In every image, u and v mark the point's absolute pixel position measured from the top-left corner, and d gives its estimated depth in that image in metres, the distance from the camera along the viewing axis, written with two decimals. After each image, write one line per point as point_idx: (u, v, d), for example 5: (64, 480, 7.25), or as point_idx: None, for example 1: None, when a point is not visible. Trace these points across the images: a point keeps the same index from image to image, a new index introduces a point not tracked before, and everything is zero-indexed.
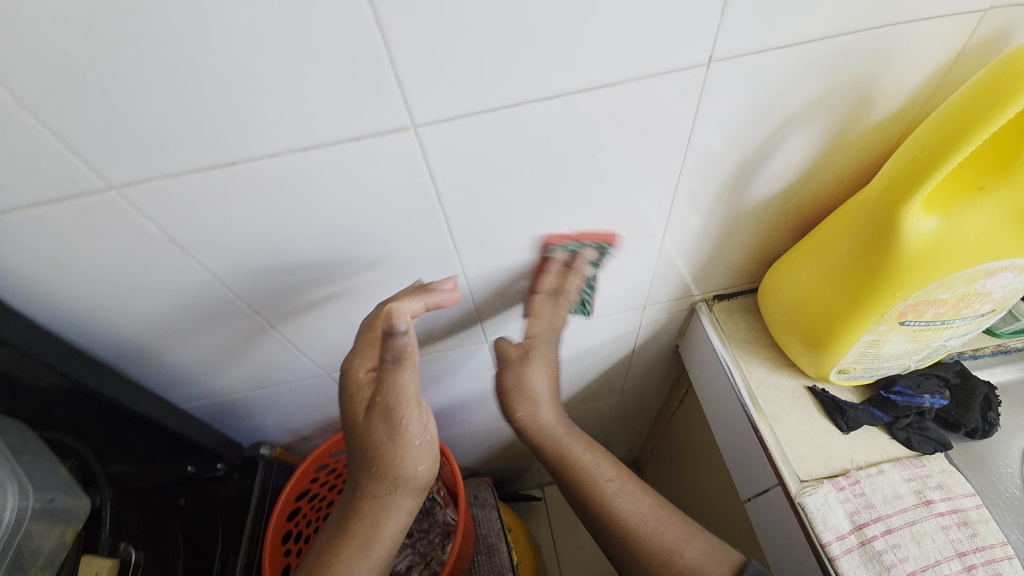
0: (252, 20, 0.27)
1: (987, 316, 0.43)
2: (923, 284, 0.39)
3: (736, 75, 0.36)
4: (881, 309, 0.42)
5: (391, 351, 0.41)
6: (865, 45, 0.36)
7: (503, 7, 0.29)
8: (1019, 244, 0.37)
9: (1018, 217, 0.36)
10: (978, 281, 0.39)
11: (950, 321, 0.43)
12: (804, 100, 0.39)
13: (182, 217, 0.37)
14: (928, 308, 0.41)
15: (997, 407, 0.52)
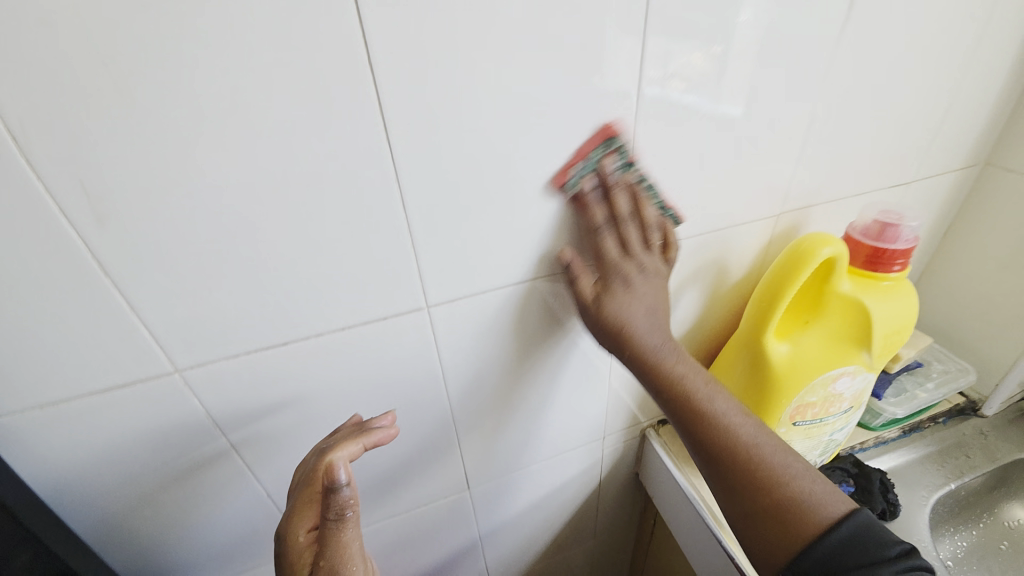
0: (328, 249, 0.40)
1: (851, 411, 0.59)
2: (795, 391, 0.54)
3: None
4: (776, 414, 0.55)
5: (332, 509, 0.38)
6: (714, 240, 0.56)
7: (492, 233, 0.45)
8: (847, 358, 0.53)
9: (838, 339, 0.52)
10: (829, 386, 0.54)
11: (826, 418, 0.57)
12: (687, 272, 0.57)
13: (226, 391, 0.44)
14: (807, 410, 0.55)
15: (893, 489, 0.64)
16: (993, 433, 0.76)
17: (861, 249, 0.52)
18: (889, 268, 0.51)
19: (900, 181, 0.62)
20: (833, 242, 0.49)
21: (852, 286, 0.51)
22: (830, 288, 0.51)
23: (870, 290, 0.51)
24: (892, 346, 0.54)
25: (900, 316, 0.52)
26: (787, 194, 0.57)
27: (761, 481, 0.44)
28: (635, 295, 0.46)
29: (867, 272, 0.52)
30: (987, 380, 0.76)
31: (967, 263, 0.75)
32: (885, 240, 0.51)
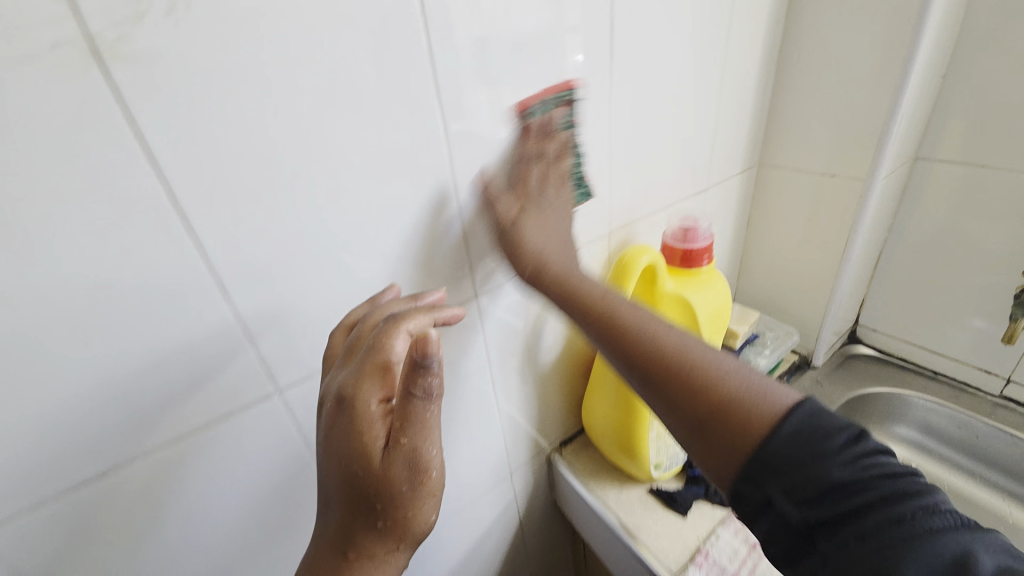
0: (135, 360, 0.36)
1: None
2: None
3: (495, 298, 0.57)
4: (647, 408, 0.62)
5: (420, 386, 0.32)
6: None
7: (335, 301, 0.44)
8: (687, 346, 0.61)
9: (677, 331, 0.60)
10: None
11: None
12: (543, 299, 0.62)
13: (26, 557, 0.36)
14: None
15: None
16: (826, 380, 0.92)
17: (675, 252, 0.61)
18: (699, 264, 0.60)
19: (699, 189, 0.74)
20: (648, 252, 0.56)
21: (674, 285, 0.59)
22: (658, 290, 0.59)
23: (688, 285, 0.60)
24: (719, 326, 0.63)
25: (718, 301, 0.61)
26: (611, 216, 0.65)
27: (695, 374, 0.40)
28: (539, 216, 0.51)
29: (684, 270, 0.61)
30: (809, 337, 0.92)
31: (770, 246, 0.90)
32: (691, 241, 0.60)
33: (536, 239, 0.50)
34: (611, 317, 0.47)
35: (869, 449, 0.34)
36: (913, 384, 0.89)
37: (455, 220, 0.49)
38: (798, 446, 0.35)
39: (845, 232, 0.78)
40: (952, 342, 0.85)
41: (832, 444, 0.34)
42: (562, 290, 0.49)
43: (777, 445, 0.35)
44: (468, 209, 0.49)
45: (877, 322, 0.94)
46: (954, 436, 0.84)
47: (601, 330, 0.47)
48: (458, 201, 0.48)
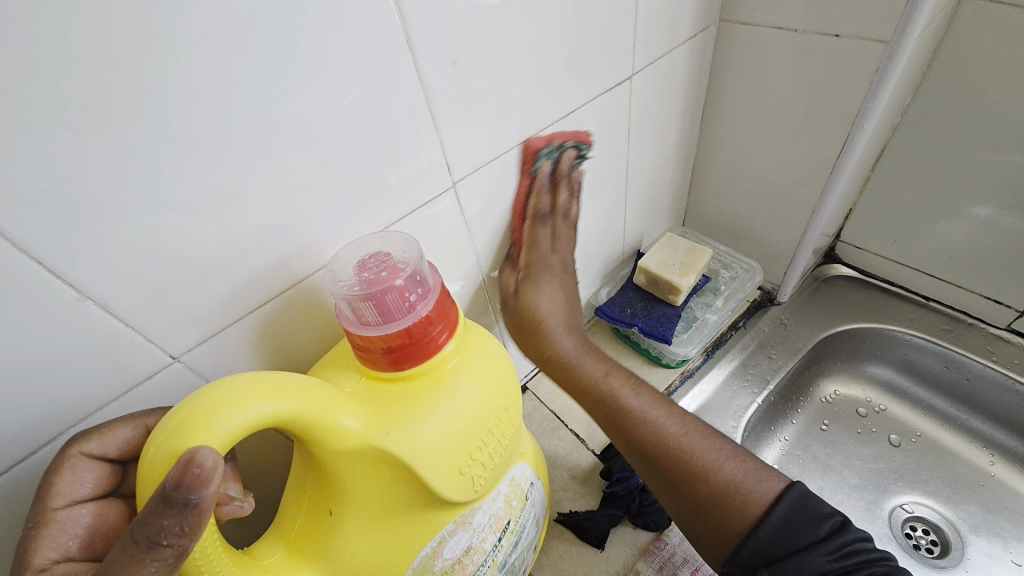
0: None
1: (506, 534, 0.41)
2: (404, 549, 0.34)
3: (234, 341, 0.33)
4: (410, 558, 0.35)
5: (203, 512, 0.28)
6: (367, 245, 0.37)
7: None
8: (422, 519, 0.35)
9: (400, 473, 0.32)
10: (428, 560, 0.36)
11: (473, 535, 0.38)
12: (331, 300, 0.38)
13: None
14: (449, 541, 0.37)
15: None
16: (790, 320, 0.72)
17: (372, 342, 0.31)
18: (413, 361, 0.32)
19: (616, 80, 0.47)
20: (245, 409, 0.25)
21: (358, 423, 0.30)
22: (322, 447, 0.29)
23: (391, 416, 0.31)
24: (488, 457, 0.36)
25: (464, 427, 0.34)
26: (449, 155, 0.38)
27: (699, 468, 0.38)
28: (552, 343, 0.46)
29: (387, 375, 0.33)
30: (774, 270, 0.70)
31: (729, 146, 0.64)
32: (379, 320, 0.31)
33: (546, 299, 0.47)
34: (614, 398, 0.43)
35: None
36: (899, 316, 0.71)
37: (27, 260, 0.24)
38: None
39: (844, 126, 0.53)
40: (952, 264, 0.66)
41: (824, 536, 0.33)
42: (610, 400, 0.43)
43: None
44: (81, 202, 0.24)
45: (865, 239, 0.72)
46: (939, 378, 0.68)
47: (605, 410, 0.43)
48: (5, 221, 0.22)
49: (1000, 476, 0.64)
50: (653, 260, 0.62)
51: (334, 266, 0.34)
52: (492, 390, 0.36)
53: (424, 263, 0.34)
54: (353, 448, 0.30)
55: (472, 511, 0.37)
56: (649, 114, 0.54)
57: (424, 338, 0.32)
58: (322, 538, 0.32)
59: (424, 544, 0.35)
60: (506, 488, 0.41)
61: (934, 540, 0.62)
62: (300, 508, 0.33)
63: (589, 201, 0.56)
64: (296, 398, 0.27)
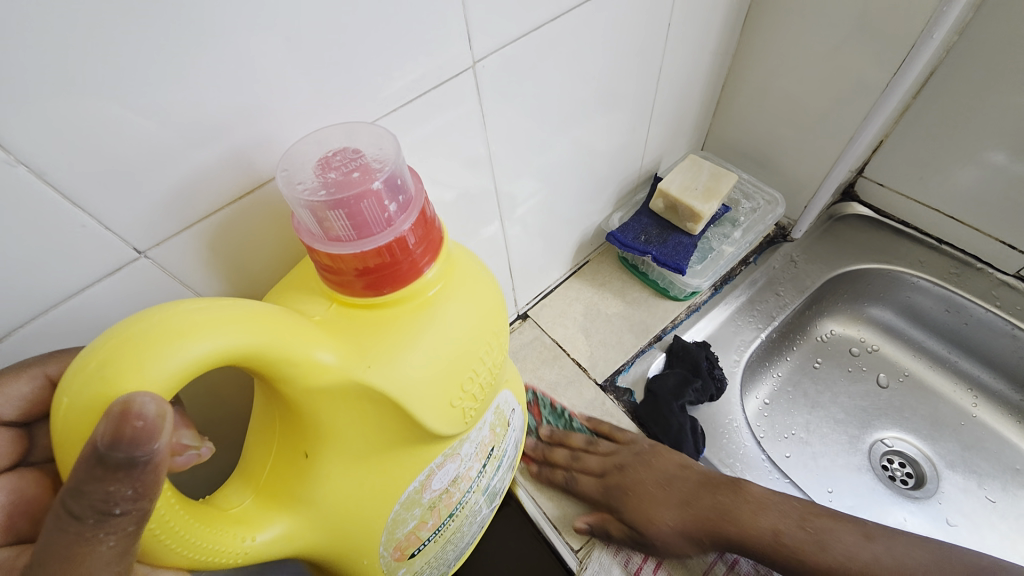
0: None
1: (490, 461, 0.40)
2: (387, 484, 0.32)
3: (208, 233, 0.28)
4: (397, 495, 0.33)
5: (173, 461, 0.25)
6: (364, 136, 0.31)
7: None
8: (410, 455, 0.32)
9: (384, 412, 0.29)
10: (416, 496, 0.34)
11: (464, 466, 0.37)
12: None
13: None
14: (441, 474, 0.35)
15: (718, 363, 0.59)
16: (801, 257, 0.69)
17: (345, 264, 0.26)
18: (393, 285, 0.28)
19: None
20: (189, 340, 0.21)
21: (333, 356, 0.26)
22: (291, 385, 0.26)
23: (367, 346, 0.27)
24: (480, 387, 0.33)
25: (456, 356, 0.30)
26: (471, 25, 0.31)
27: (813, 557, 0.42)
28: (637, 489, 0.47)
29: (361, 302, 0.28)
30: (793, 204, 0.66)
31: (768, 60, 0.58)
32: (353, 236, 0.26)
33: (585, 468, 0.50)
34: (711, 526, 0.45)
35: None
36: (909, 258, 0.69)
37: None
38: None
39: (905, 40, 0.47)
40: (975, 208, 0.63)
41: None
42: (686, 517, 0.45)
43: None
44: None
45: (890, 176, 0.68)
46: (938, 321, 0.69)
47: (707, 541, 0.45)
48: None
49: (979, 416, 0.67)
50: (673, 184, 0.57)
51: (287, 163, 0.27)
52: (485, 316, 0.31)
53: (405, 167, 0.27)
54: (328, 383, 0.26)
55: (460, 442, 0.35)
56: (691, 7, 0.46)
57: (407, 258, 0.27)
58: (302, 479, 0.30)
59: (411, 480, 0.33)
60: (493, 416, 0.38)
61: (909, 472, 0.65)
62: (272, 448, 0.30)
63: (613, 111, 0.49)
64: (251, 330, 0.23)
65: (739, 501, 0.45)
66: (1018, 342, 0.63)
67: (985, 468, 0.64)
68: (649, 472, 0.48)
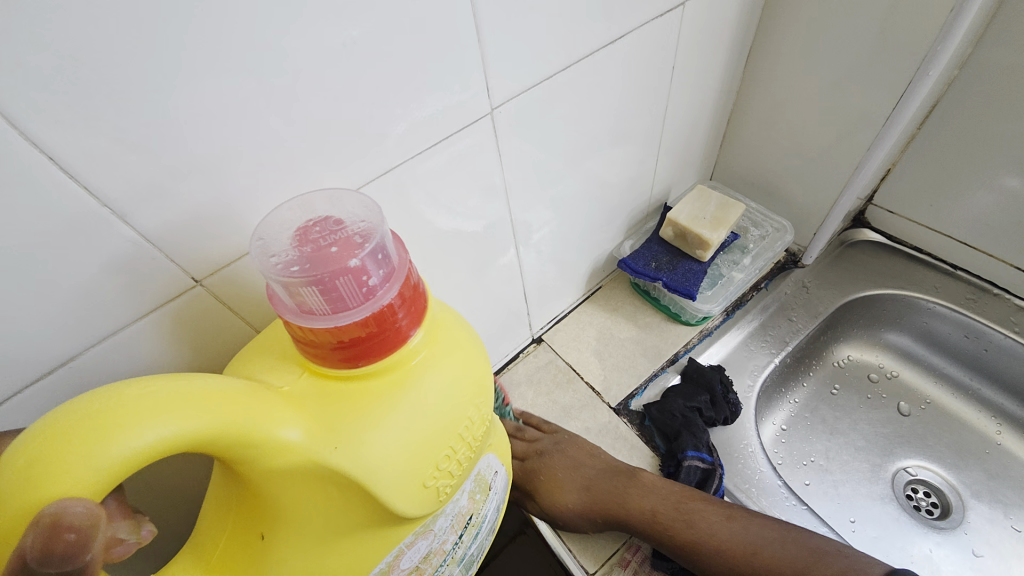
0: None
1: (468, 528, 0.39)
2: (351, 562, 0.31)
3: (253, 265, 0.31)
4: (367, 570, 0.32)
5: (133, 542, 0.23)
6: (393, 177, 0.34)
7: None
8: (379, 535, 0.32)
9: (348, 494, 0.28)
10: (385, 573, 0.34)
11: (436, 539, 0.36)
12: None
13: None
14: (411, 548, 0.34)
15: (732, 388, 0.59)
16: (813, 283, 0.70)
17: (318, 337, 0.26)
18: (369, 357, 0.27)
19: (668, 7, 0.43)
20: (143, 428, 0.21)
21: (299, 434, 0.26)
22: (249, 466, 0.26)
23: (337, 425, 0.27)
24: (457, 462, 0.33)
25: (431, 432, 0.30)
26: (490, 75, 0.34)
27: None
28: (551, 472, 0.51)
29: (333, 375, 0.28)
30: (803, 231, 0.68)
31: (773, 95, 0.60)
32: (327, 309, 0.26)
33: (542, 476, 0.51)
34: (674, 533, 0.45)
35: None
36: (924, 284, 0.69)
37: (40, 156, 0.21)
38: None
39: (905, 74, 0.49)
40: (988, 234, 0.64)
41: None
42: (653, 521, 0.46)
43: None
44: (86, 83, 0.21)
45: (899, 203, 0.69)
46: (957, 346, 0.68)
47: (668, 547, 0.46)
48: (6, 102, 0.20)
49: (1006, 444, 0.65)
50: (683, 213, 0.59)
51: (263, 230, 0.28)
52: (464, 387, 0.31)
53: (386, 237, 0.27)
54: (290, 462, 0.26)
55: (434, 518, 0.34)
56: (695, 50, 0.49)
57: (383, 329, 0.27)
58: (260, 559, 0.29)
59: (378, 560, 0.33)
60: (471, 484, 0.37)
61: (935, 502, 0.64)
62: (228, 525, 0.29)
63: (622, 145, 0.52)
64: (205, 413, 0.23)
65: (708, 514, 0.46)
66: None
67: (1016, 499, 0.62)
68: (615, 488, 0.48)
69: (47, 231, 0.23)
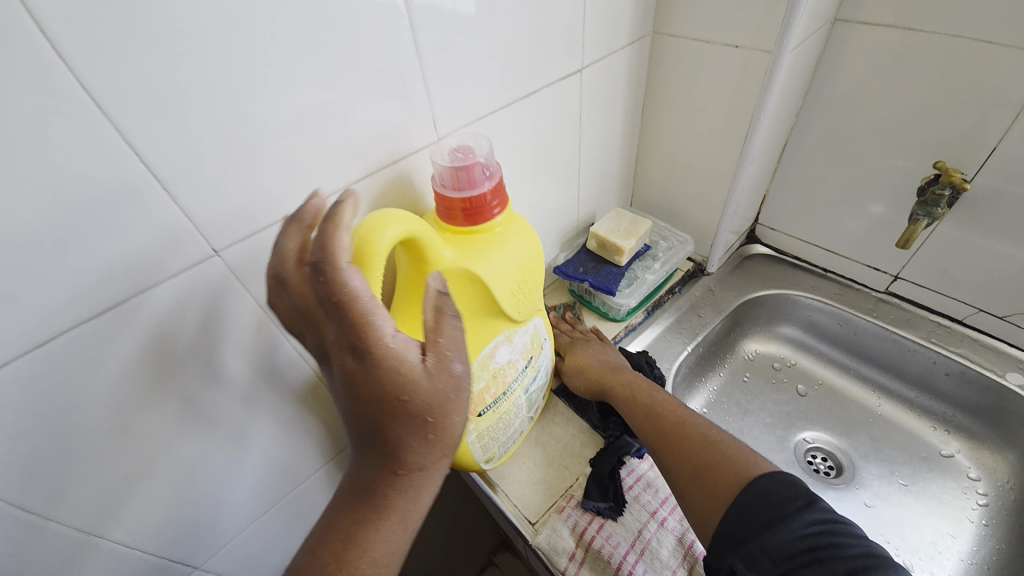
0: None
1: (530, 365, 0.54)
2: (481, 350, 0.47)
3: (260, 250, 0.41)
4: (471, 367, 0.46)
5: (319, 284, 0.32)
6: (370, 189, 0.46)
7: None
8: (488, 330, 0.46)
9: (476, 296, 0.43)
10: (487, 361, 0.48)
11: (532, 358, 0.54)
12: None
13: None
14: (505, 355, 0.49)
15: (656, 365, 0.72)
16: (717, 287, 0.85)
17: (456, 203, 0.42)
18: (480, 220, 0.44)
19: (568, 71, 0.58)
20: (396, 226, 0.38)
21: (450, 255, 0.41)
22: (427, 268, 0.41)
23: (470, 251, 0.43)
24: (527, 292, 0.48)
25: (515, 268, 0.45)
26: (435, 114, 0.47)
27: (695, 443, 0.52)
28: (577, 351, 0.68)
29: (463, 230, 0.44)
30: (704, 243, 0.83)
31: (669, 136, 0.77)
32: (466, 185, 0.42)
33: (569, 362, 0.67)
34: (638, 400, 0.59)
35: (822, 511, 0.44)
36: (804, 285, 0.85)
37: (129, 151, 0.31)
38: (772, 504, 0.45)
39: (748, 119, 0.66)
40: (842, 241, 0.80)
41: (793, 508, 0.44)
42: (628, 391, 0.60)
43: (744, 509, 0.46)
44: (160, 125, 0.32)
45: (778, 221, 0.87)
46: (835, 334, 0.82)
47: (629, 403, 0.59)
48: (117, 114, 0.30)
49: (884, 414, 0.78)
50: (602, 227, 0.75)
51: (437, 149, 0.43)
52: (532, 249, 0.48)
53: (491, 152, 0.43)
54: (449, 271, 0.41)
55: (516, 332, 0.49)
56: (596, 103, 0.65)
57: (486, 205, 0.43)
58: (425, 329, 0.43)
59: (486, 346, 0.47)
60: (532, 328, 0.53)
61: (831, 464, 0.75)
62: (409, 310, 0.43)
63: (550, 173, 0.66)
64: (418, 227, 0.39)
65: (667, 398, 0.58)
66: (899, 345, 0.76)
67: (896, 457, 0.74)
68: (599, 372, 0.63)
69: (117, 215, 0.32)
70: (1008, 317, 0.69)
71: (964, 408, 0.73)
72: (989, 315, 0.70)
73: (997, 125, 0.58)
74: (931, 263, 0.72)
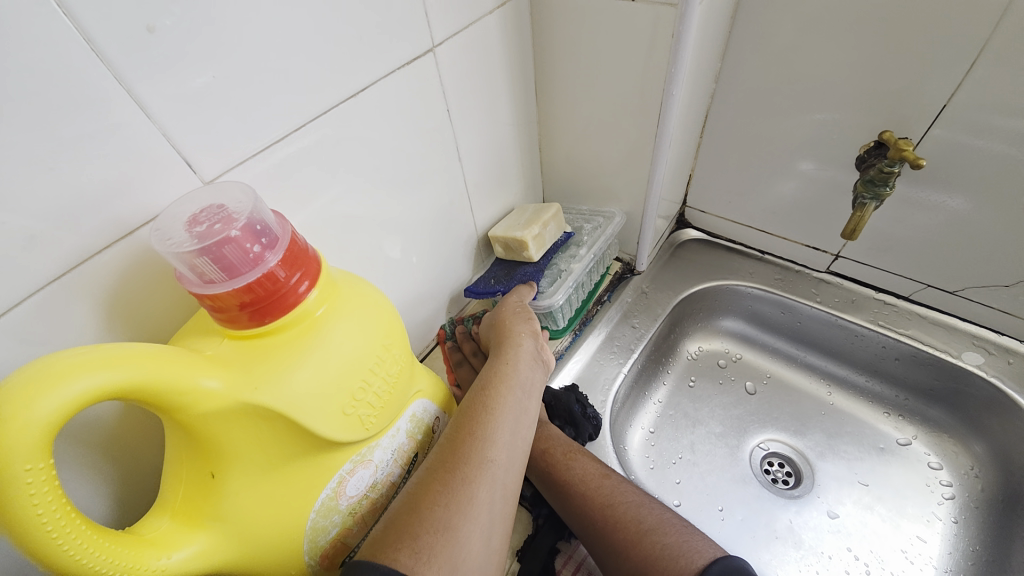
0: None
1: (414, 467, 0.40)
2: (319, 492, 0.32)
3: None
4: (308, 519, 0.32)
5: None
6: (103, 277, 0.29)
7: None
8: (322, 463, 0.31)
9: (283, 431, 0.28)
10: (332, 502, 0.33)
11: (414, 457, 0.40)
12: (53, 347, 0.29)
13: None
14: (365, 480, 0.35)
15: (590, 403, 0.61)
16: (650, 288, 0.75)
17: (220, 300, 0.26)
18: (275, 313, 0.28)
19: (417, 52, 0.43)
20: (72, 379, 0.21)
21: (217, 385, 0.26)
22: (180, 415, 0.25)
23: (258, 368, 0.27)
24: (376, 394, 0.33)
25: (346, 370, 0.30)
26: (198, 144, 0.31)
27: (628, 534, 0.41)
28: None
29: (248, 334, 0.28)
30: (629, 242, 0.72)
31: (572, 121, 0.63)
32: (229, 271, 0.26)
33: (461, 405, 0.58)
34: (558, 477, 0.47)
35: None
36: (742, 272, 0.76)
37: None
38: None
39: (659, 94, 0.53)
40: (777, 221, 0.71)
41: None
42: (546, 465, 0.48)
43: None
44: None
45: (707, 203, 0.76)
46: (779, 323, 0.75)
47: (549, 481, 0.48)
48: None
49: (836, 403, 0.72)
50: (500, 227, 0.62)
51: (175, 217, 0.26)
52: (376, 331, 0.32)
53: (266, 209, 0.28)
54: (218, 411, 0.26)
55: (371, 448, 0.34)
56: (470, 90, 0.50)
57: (279, 290, 0.27)
58: (210, 498, 0.28)
59: (323, 484, 0.32)
60: (406, 423, 0.38)
61: (789, 471, 0.68)
62: (177, 472, 0.27)
63: (424, 189, 0.51)
64: (139, 365, 0.23)
65: (589, 465, 0.47)
66: (845, 331, 0.70)
67: (853, 453, 0.68)
68: None
69: None
70: (957, 292, 0.62)
71: (914, 390, 0.68)
72: (938, 291, 0.64)
73: (943, 79, 0.49)
74: (873, 239, 0.64)
